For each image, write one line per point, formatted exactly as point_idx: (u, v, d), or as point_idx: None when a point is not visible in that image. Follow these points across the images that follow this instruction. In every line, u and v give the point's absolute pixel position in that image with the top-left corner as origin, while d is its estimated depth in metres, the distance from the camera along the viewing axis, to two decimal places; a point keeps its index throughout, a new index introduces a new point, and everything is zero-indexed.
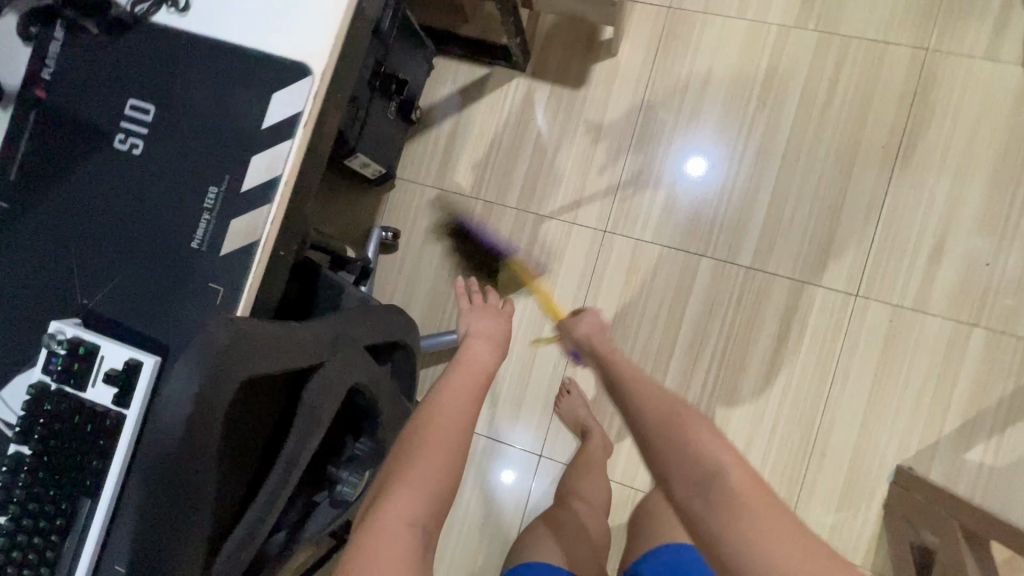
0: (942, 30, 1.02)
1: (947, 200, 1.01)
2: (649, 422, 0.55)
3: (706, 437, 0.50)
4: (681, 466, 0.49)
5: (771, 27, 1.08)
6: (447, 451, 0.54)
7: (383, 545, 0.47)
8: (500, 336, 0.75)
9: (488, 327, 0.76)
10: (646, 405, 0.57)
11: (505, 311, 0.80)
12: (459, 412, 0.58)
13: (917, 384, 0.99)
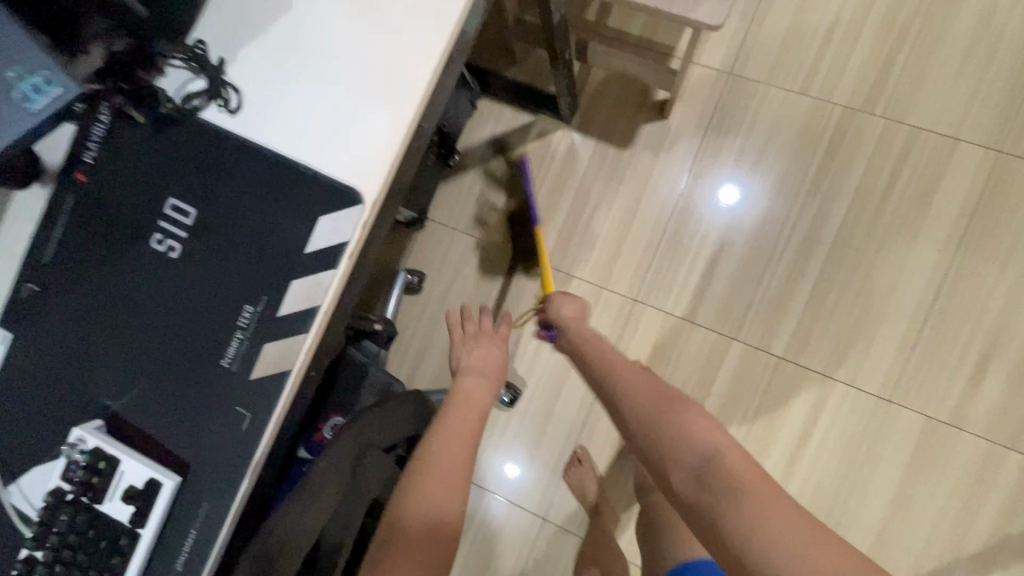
0: (1014, 134, 0.97)
1: (998, 313, 0.96)
2: (646, 412, 0.52)
3: (693, 423, 0.48)
4: (680, 459, 0.47)
5: (835, 108, 1.02)
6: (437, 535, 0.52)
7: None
8: (491, 373, 0.69)
9: (485, 365, 0.69)
10: (638, 411, 0.52)
11: (499, 336, 0.75)
12: (451, 483, 0.55)
13: (943, 501, 0.96)
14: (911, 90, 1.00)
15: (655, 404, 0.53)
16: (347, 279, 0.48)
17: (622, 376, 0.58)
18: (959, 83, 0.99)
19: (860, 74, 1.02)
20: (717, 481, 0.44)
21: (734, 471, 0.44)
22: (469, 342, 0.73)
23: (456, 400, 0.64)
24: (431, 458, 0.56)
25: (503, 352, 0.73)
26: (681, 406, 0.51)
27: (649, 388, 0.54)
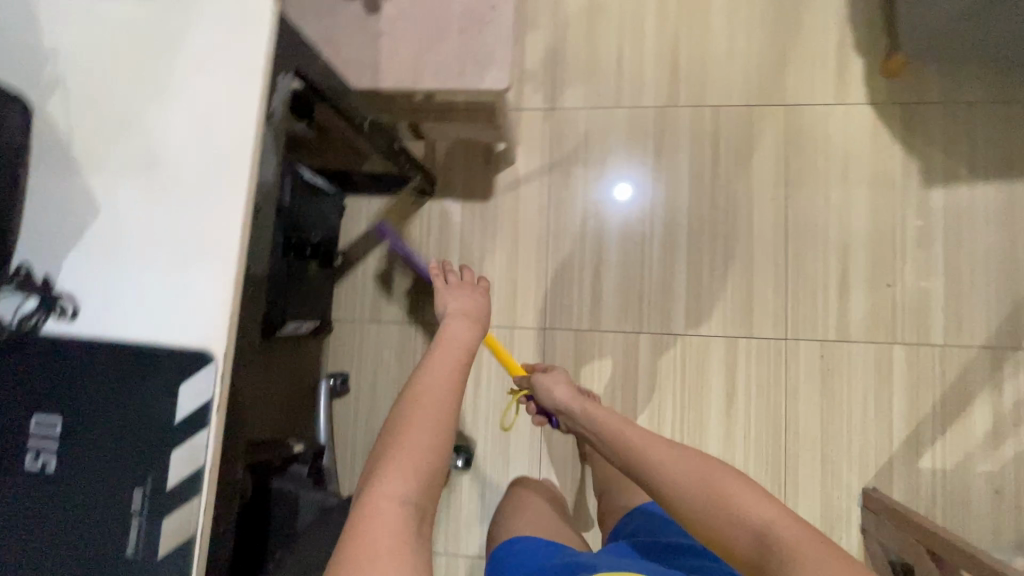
0: (792, 86, 1.13)
1: (839, 233, 1.10)
2: (687, 478, 0.61)
3: (735, 506, 0.57)
4: (738, 531, 0.56)
5: (648, 110, 1.16)
6: (433, 451, 0.57)
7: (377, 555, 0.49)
8: (476, 317, 0.75)
9: (471, 312, 0.75)
10: (686, 481, 0.60)
11: (481, 287, 0.80)
12: (438, 416, 0.59)
13: (860, 408, 1.06)
14: (701, 77, 1.15)
15: (695, 478, 0.60)
16: (224, 432, 0.52)
17: (653, 449, 0.65)
18: (736, 60, 1.15)
19: (657, 76, 1.16)
20: (778, 553, 0.53)
21: (786, 543, 0.53)
22: (454, 290, 0.79)
23: (448, 337, 0.70)
24: (430, 388, 0.61)
25: (486, 301, 0.79)
26: (715, 479, 0.59)
27: (690, 464, 0.62)
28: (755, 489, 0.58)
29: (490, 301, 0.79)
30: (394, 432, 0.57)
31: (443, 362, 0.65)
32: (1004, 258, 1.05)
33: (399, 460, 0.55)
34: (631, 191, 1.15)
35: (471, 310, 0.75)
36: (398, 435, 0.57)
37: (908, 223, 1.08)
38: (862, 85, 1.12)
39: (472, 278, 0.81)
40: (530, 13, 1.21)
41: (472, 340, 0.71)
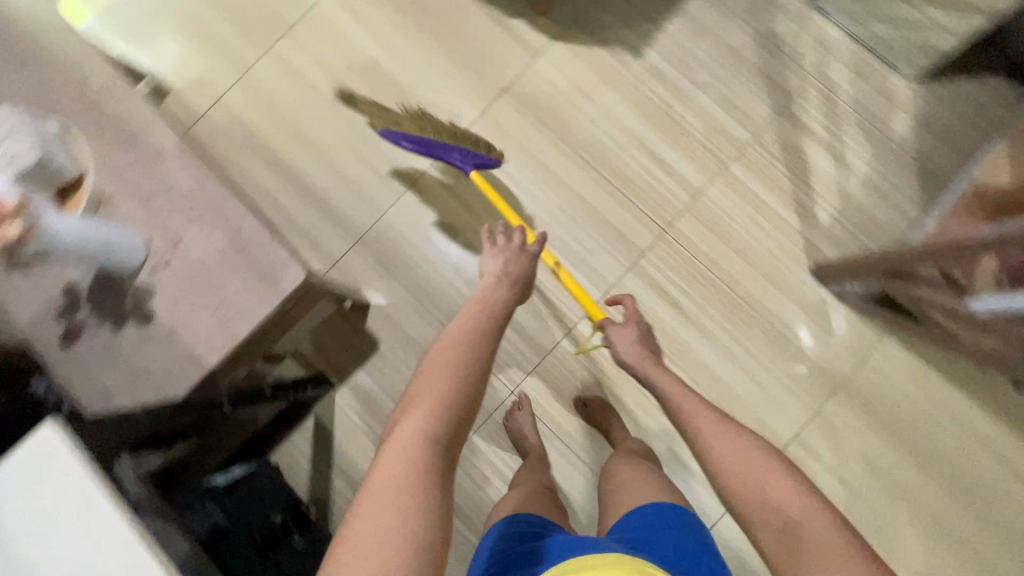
0: (495, 71, 1.24)
1: (623, 132, 1.21)
2: (743, 470, 0.68)
3: (768, 491, 0.66)
4: (770, 511, 0.64)
5: (423, 177, 1.22)
6: (454, 375, 0.63)
7: (404, 462, 0.53)
8: (521, 285, 0.85)
9: (512, 273, 0.85)
10: (738, 471, 0.69)
11: (524, 252, 0.88)
12: (453, 363, 0.65)
13: (754, 223, 1.17)
14: None
15: (740, 464, 0.69)
16: None
17: (710, 437, 0.73)
18: (443, 91, 1.24)
19: (403, 149, 1.23)
20: (802, 541, 0.60)
21: (816, 535, 0.60)
22: (497, 253, 0.89)
23: (488, 294, 0.80)
24: (448, 346, 0.68)
25: (529, 266, 0.88)
26: (765, 480, 0.67)
27: (740, 463, 0.69)
28: (795, 484, 0.65)
29: (535, 268, 0.88)
30: (442, 364, 0.65)
31: (464, 327, 0.73)
32: (727, 50, 1.22)
33: (442, 387, 0.62)
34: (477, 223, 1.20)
35: (506, 269, 0.85)
36: (447, 368, 0.64)
37: (653, 85, 1.22)
38: (536, 29, 1.25)
39: (534, 248, 0.90)
40: (273, 196, 1.23)
41: (511, 301, 0.82)
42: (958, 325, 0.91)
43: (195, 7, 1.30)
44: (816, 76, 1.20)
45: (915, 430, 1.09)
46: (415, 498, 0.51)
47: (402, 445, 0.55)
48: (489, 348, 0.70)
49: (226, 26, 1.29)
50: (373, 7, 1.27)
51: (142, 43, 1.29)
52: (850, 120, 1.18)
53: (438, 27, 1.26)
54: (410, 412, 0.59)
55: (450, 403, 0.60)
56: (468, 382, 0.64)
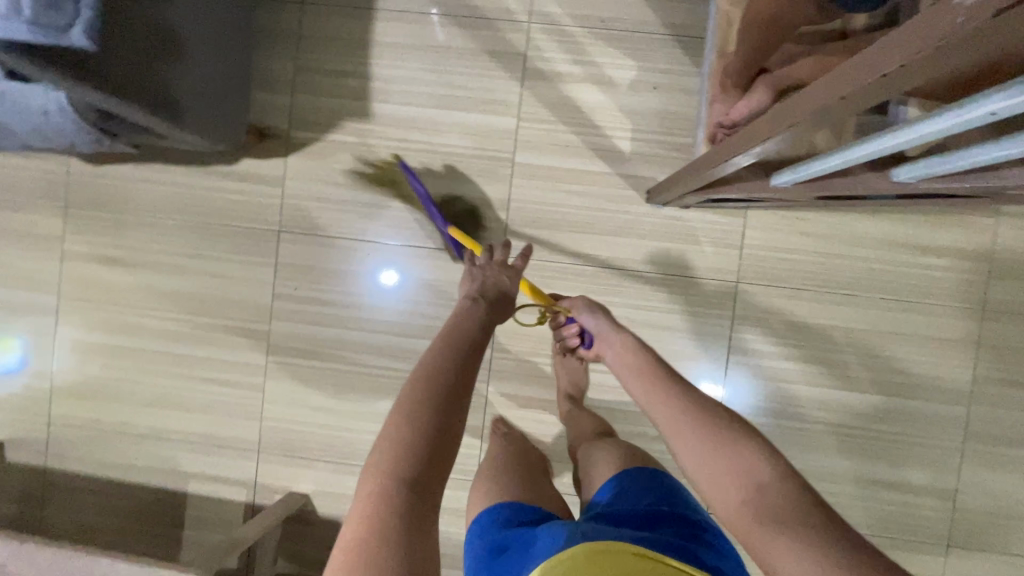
0: (256, 221, 1.15)
1: (407, 195, 1.13)
2: (699, 442, 0.60)
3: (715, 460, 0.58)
4: (728, 489, 0.56)
5: (270, 359, 1.16)
6: (434, 403, 0.59)
7: (361, 524, 0.51)
8: (494, 299, 0.78)
9: (493, 292, 0.78)
10: (689, 435, 0.61)
11: (517, 264, 0.84)
12: (435, 383, 0.60)
13: (573, 194, 1.10)
14: (242, 306, 1.16)
15: (697, 435, 0.60)
16: None
17: (663, 405, 0.65)
18: (227, 272, 1.15)
19: (234, 348, 1.16)
20: (771, 516, 0.52)
21: (788, 508, 0.52)
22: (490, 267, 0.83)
23: (465, 308, 0.74)
24: (433, 360, 0.63)
25: (513, 284, 0.81)
26: (724, 439, 0.59)
27: (697, 427, 0.61)
28: (758, 454, 0.57)
29: (517, 283, 0.82)
30: (424, 380, 0.60)
31: (455, 336, 0.67)
32: (440, 52, 1.11)
33: (418, 413, 0.58)
34: (392, 279, 1.14)
35: (503, 281, 0.81)
36: (429, 383, 0.60)
37: (399, 132, 1.12)
38: (261, 156, 1.14)
39: (518, 264, 0.84)
40: (162, 466, 1.18)
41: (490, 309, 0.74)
42: (787, 198, 0.88)
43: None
44: (535, 18, 1.09)
45: (823, 274, 1.08)
46: (381, 546, 0.50)
47: (370, 490, 0.53)
48: (469, 357, 0.65)
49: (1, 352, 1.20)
50: (109, 242, 1.17)
51: None
52: (591, 39, 1.09)
53: (178, 217, 1.15)
54: (385, 442, 0.56)
55: (427, 432, 0.57)
56: (447, 411, 0.59)
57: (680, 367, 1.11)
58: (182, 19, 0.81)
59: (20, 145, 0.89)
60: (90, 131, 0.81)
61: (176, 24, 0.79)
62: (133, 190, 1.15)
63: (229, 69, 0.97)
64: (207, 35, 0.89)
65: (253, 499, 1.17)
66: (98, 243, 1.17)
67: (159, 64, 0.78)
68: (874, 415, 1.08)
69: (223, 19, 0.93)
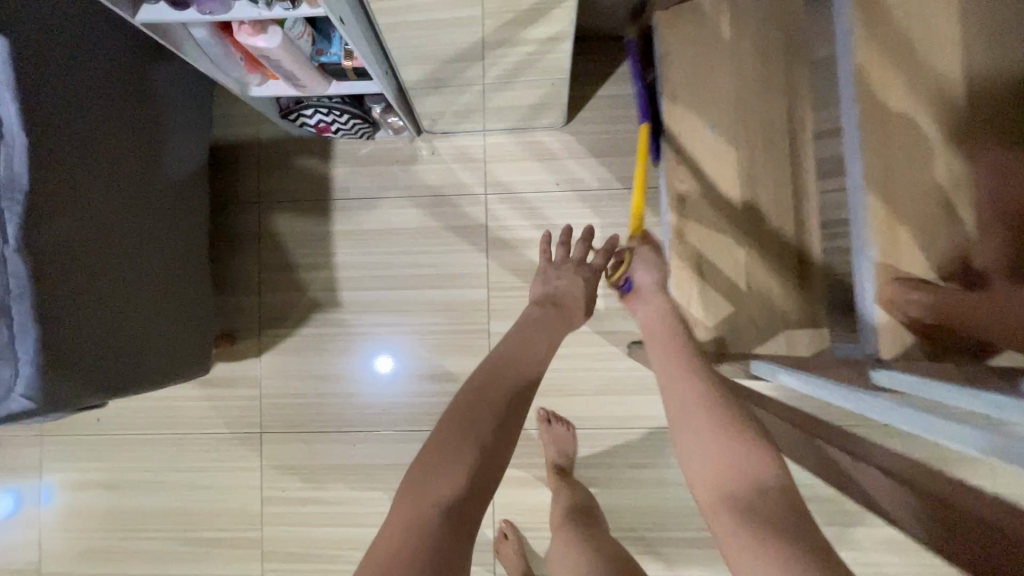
0: (237, 425, 1.12)
1: (387, 380, 1.11)
2: (710, 445, 0.52)
3: (710, 460, 0.51)
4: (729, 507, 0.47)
5: (266, 568, 1.10)
6: (484, 416, 0.58)
7: (401, 533, 0.48)
8: (565, 307, 0.76)
9: (565, 299, 0.77)
10: (706, 456, 0.52)
11: (577, 266, 0.81)
12: (491, 398, 0.60)
13: (554, 357, 1.08)
14: (231, 515, 1.11)
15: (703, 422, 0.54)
16: None
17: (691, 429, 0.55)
18: (211, 481, 1.12)
19: (228, 560, 1.11)
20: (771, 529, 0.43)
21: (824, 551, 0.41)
22: (552, 272, 0.81)
23: (526, 323, 0.73)
24: (485, 380, 0.63)
25: (589, 287, 0.79)
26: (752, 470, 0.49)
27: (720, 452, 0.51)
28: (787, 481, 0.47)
29: (587, 292, 0.78)
30: (481, 389, 0.61)
31: (512, 356, 0.67)
32: (402, 234, 1.11)
33: (472, 423, 0.57)
34: (384, 365, 1.11)
35: (576, 292, 0.78)
36: (485, 393, 0.60)
37: (373, 317, 1.11)
38: (235, 359, 1.12)
39: (597, 261, 0.80)
40: None
41: (556, 324, 0.74)
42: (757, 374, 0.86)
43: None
44: (491, 190, 1.10)
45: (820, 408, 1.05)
46: (421, 542, 0.47)
47: (416, 489, 0.51)
48: (529, 373, 0.65)
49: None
50: (89, 465, 1.13)
51: None
52: (551, 202, 1.09)
53: (158, 431, 1.12)
54: (435, 448, 0.55)
55: (479, 434, 0.56)
56: (501, 427, 0.58)
57: (692, 520, 1.07)
58: (129, 281, 0.75)
59: None
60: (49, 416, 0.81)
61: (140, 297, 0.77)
62: (109, 410, 1.13)
63: (197, 287, 0.92)
64: (166, 278, 0.84)
65: None
66: (76, 466, 1.13)
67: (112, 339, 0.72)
68: (898, 549, 1.03)
69: (183, 245, 0.89)
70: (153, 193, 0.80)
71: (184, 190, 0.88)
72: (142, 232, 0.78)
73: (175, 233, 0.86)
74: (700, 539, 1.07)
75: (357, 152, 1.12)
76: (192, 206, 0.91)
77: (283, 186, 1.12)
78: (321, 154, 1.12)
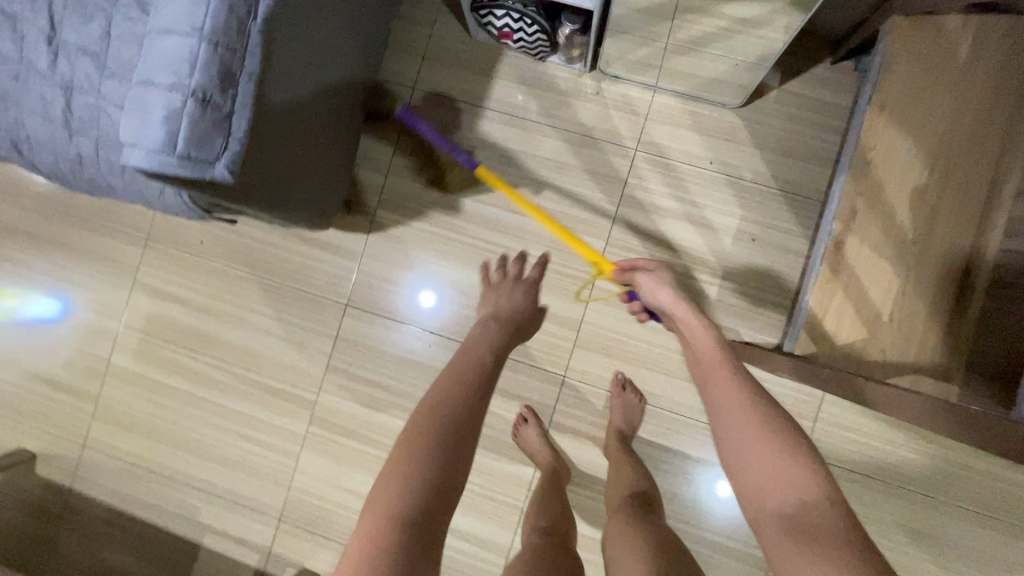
0: (327, 290, 1.15)
1: (480, 297, 1.11)
2: (745, 429, 0.59)
3: (760, 456, 0.57)
4: (766, 486, 0.55)
5: (311, 430, 1.15)
6: (436, 441, 0.58)
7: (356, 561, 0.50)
8: (506, 320, 0.76)
9: (507, 313, 0.77)
10: (738, 433, 0.59)
11: (528, 281, 0.83)
12: (440, 417, 0.60)
13: (647, 328, 1.08)
14: (295, 372, 1.15)
15: (745, 442, 0.58)
16: None
17: (728, 399, 0.61)
18: (287, 334, 1.15)
19: (279, 411, 1.15)
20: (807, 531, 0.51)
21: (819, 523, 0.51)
22: (501, 287, 0.82)
23: (473, 337, 0.73)
24: (435, 394, 0.63)
25: (527, 299, 0.80)
26: (768, 460, 0.56)
27: (754, 433, 0.58)
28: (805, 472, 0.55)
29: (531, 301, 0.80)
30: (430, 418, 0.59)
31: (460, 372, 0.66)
32: (541, 162, 1.11)
33: (424, 440, 0.58)
34: (429, 300, 1.13)
35: (519, 305, 0.79)
36: (434, 420, 0.59)
37: (485, 233, 1.12)
38: (346, 228, 1.14)
39: (533, 274, 0.83)
40: (182, 512, 1.17)
41: (501, 337, 0.73)
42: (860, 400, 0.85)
43: (4, 276, 1.21)
44: (641, 147, 1.09)
45: (896, 466, 1.02)
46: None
47: (367, 538, 0.52)
48: (478, 390, 0.64)
49: (40, 301, 1.20)
50: (180, 282, 1.18)
51: (7, 411, 1.21)
52: (695, 178, 1.08)
53: (251, 271, 1.16)
54: (384, 482, 0.55)
55: (428, 469, 0.56)
56: (446, 446, 0.57)
57: (726, 527, 1.06)
58: (297, 103, 0.75)
59: (87, 181, 0.84)
60: (194, 212, 0.83)
61: (292, 116, 0.76)
62: (214, 236, 1.17)
63: (331, 145, 0.93)
64: (317, 122, 0.85)
65: (266, 566, 1.15)
66: (169, 278, 1.18)
67: (267, 150, 0.72)
68: None
69: (336, 100, 0.89)
70: (335, 30, 0.79)
71: (354, 51, 0.89)
72: (319, 66, 0.78)
73: (336, 69, 0.84)
74: (728, 547, 1.07)
75: (524, 69, 1.11)
76: (354, 58, 0.90)
77: (442, 78, 1.12)
78: (488, 61, 1.11)
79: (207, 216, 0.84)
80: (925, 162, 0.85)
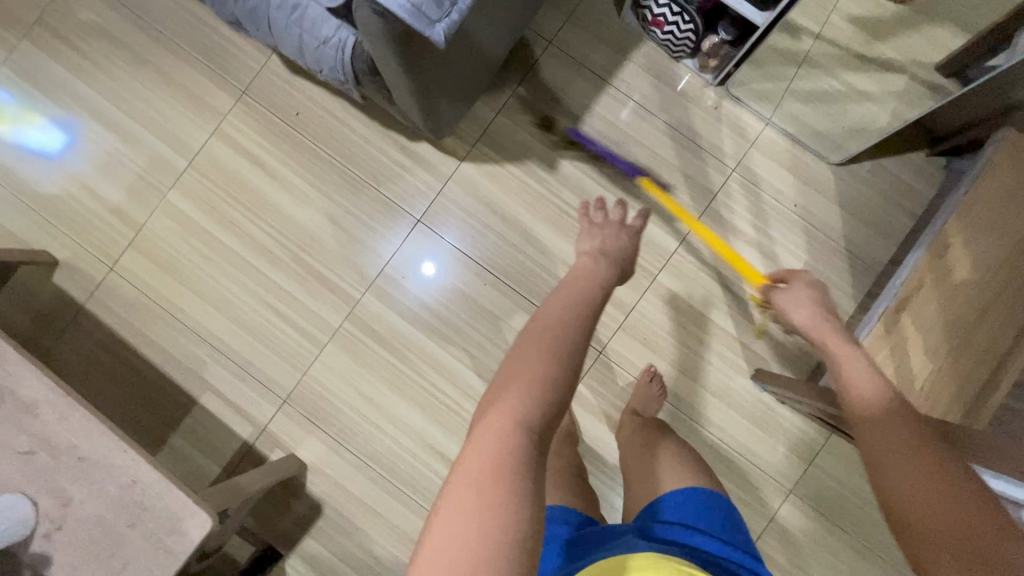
0: (405, 200, 1.16)
1: (548, 255, 1.15)
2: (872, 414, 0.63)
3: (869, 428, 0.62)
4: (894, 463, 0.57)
5: (345, 327, 1.16)
6: (561, 354, 0.53)
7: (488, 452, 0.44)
8: (616, 258, 0.79)
9: (613, 252, 0.80)
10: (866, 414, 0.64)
11: (626, 228, 0.85)
12: (558, 334, 0.56)
13: (691, 333, 1.14)
14: (348, 266, 1.16)
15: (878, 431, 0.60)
16: None
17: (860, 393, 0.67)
18: (352, 228, 1.16)
19: (320, 298, 1.16)
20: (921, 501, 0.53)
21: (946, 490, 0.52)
22: (597, 232, 0.84)
23: (580, 278, 0.71)
24: (546, 315, 0.60)
25: (631, 243, 0.83)
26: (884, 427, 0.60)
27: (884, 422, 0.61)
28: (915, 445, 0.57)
29: (634, 247, 0.83)
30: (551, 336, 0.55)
31: (563, 304, 0.63)
32: (643, 151, 1.15)
33: (546, 351, 0.53)
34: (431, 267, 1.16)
35: (623, 254, 0.81)
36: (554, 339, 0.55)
37: (572, 198, 1.15)
38: (444, 149, 1.16)
39: (635, 223, 0.86)
40: (189, 364, 1.16)
41: (607, 277, 0.74)
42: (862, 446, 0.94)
43: (19, 96, 1.18)
44: (739, 170, 1.15)
45: (869, 528, 1.11)
46: (516, 477, 0.42)
47: (493, 426, 0.46)
48: (590, 325, 0.60)
49: (40, 131, 1.18)
50: (263, 144, 1.17)
51: (40, 212, 1.17)
52: (778, 214, 1.14)
53: (337, 158, 1.17)
54: (508, 377, 0.51)
55: (556, 375, 0.51)
56: (568, 358, 0.53)
57: None
58: (488, 9, 0.79)
59: (246, 9, 0.84)
60: (342, 73, 0.84)
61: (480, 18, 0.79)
62: (311, 112, 1.17)
63: (481, 64, 0.96)
64: (487, 37, 0.88)
65: (256, 441, 1.15)
66: (254, 137, 1.17)
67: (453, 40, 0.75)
68: None
69: (505, 23, 0.93)
70: None
71: None
72: None
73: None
74: None
75: (657, 63, 1.16)
76: None
77: (580, 43, 1.16)
78: (627, 43, 1.16)
79: (353, 84, 0.87)
80: (997, 260, 0.93)
